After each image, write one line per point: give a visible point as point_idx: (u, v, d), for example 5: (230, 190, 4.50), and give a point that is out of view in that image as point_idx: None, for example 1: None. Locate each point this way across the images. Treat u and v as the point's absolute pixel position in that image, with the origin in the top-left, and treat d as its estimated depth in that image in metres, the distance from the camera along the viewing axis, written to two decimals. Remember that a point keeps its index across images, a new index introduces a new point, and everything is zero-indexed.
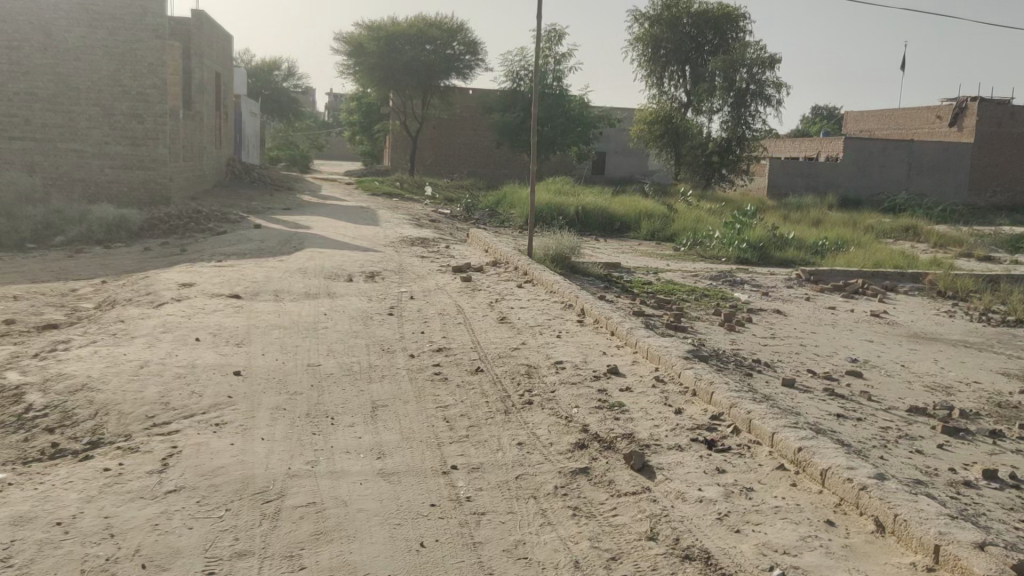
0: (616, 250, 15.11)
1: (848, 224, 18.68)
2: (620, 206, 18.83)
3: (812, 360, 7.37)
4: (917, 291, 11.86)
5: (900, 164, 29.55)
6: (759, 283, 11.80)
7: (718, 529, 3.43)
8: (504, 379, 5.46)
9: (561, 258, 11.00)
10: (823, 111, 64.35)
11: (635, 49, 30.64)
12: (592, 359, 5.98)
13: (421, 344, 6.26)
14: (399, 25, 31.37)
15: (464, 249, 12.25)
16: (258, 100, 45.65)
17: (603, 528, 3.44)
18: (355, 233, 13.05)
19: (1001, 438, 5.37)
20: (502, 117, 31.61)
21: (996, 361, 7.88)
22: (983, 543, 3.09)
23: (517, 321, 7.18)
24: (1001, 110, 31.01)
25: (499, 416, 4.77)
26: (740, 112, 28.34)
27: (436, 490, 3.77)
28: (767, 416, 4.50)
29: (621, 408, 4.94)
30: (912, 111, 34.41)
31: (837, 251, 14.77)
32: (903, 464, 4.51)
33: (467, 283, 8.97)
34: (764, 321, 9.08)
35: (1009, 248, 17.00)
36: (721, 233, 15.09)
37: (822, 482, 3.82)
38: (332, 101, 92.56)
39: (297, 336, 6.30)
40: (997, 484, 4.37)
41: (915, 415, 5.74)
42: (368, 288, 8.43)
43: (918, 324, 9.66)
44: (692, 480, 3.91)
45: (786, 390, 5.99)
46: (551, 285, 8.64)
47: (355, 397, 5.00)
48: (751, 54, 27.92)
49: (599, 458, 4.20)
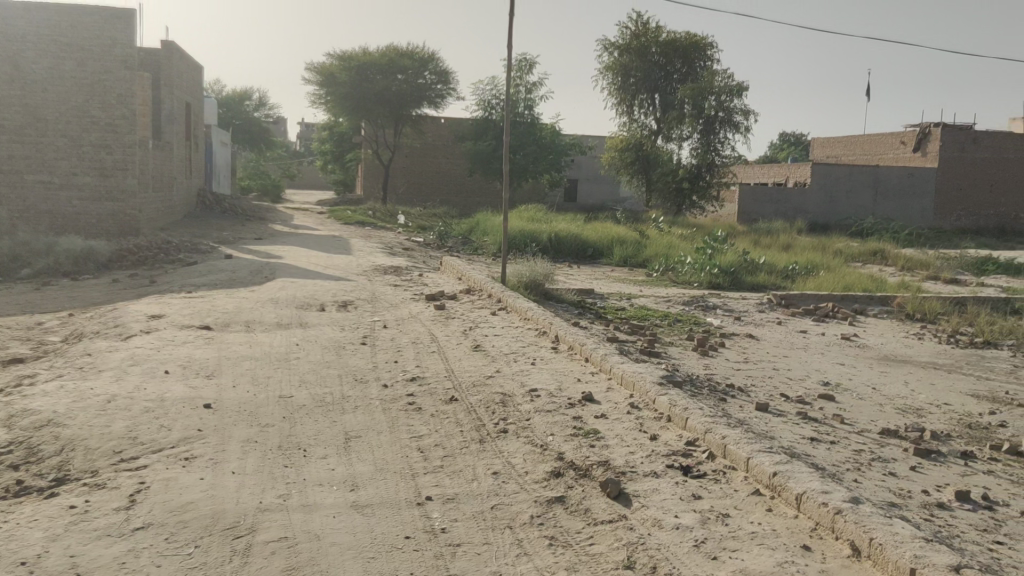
0: (589, 276, 15.19)
1: (816, 248, 18.93)
2: (593, 232, 18.94)
3: (785, 383, 7.43)
4: (886, 313, 12.02)
5: (866, 189, 30.01)
6: (731, 308, 11.92)
7: (695, 556, 3.41)
8: (478, 408, 5.42)
9: (534, 285, 11.03)
10: (791, 137, 65.37)
11: (605, 78, 30.94)
12: (566, 386, 5.96)
13: (394, 373, 6.22)
14: (369, 55, 31.50)
15: (437, 278, 12.21)
16: (228, 129, 45.49)
17: (580, 558, 3.41)
18: (329, 262, 12.99)
19: (972, 459, 5.43)
20: (474, 145, 31.73)
21: (964, 383, 7.96)
22: (959, 566, 3.09)
23: (491, 349, 7.15)
24: (964, 136, 31.62)
25: (474, 445, 4.74)
26: (709, 139, 28.92)
27: (410, 521, 3.73)
28: (742, 441, 4.51)
29: (597, 435, 4.92)
30: (876, 137, 35.00)
31: (807, 275, 14.96)
32: (877, 486, 4.53)
33: (440, 311, 8.94)
34: (737, 345, 9.16)
35: (975, 270, 17.27)
36: (692, 258, 15.23)
37: (798, 507, 3.82)
38: (304, 131, 92.55)
39: (269, 367, 6.23)
40: (970, 505, 4.41)
41: (888, 438, 5.77)
42: (341, 317, 8.38)
43: (888, 346, 9.76)
44: (668, 507, 3.90)
45: (760, 414, 6.02)
46: (525, 312, 8.64)
47: (328, 428, 4.94)
48: (719, 82, 28.38)
49: (575, 486, 4.18)
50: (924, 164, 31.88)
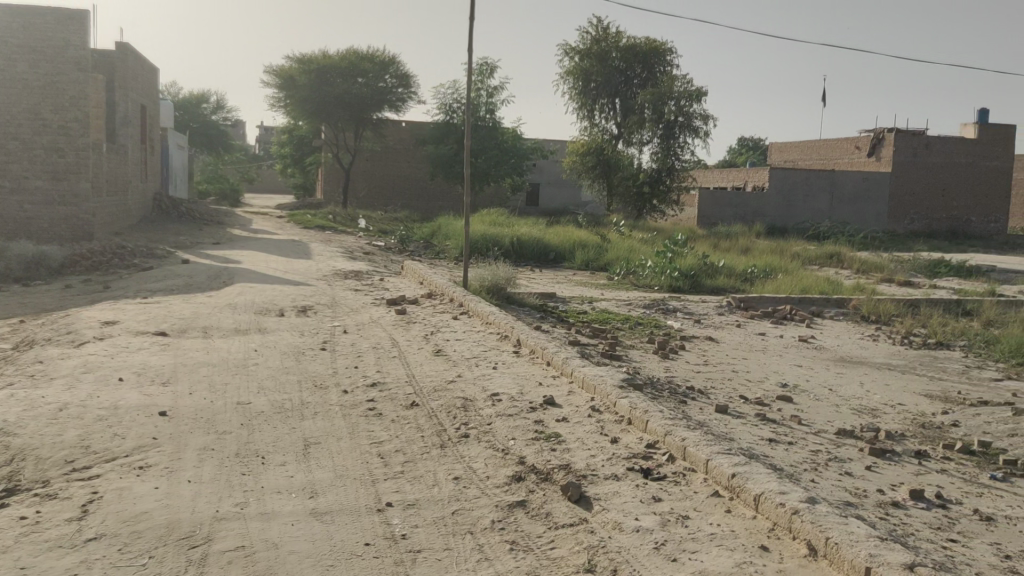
0: (551, 280, 15.22)
1: (774, 251, 19.20)
2: (555, 236, 19.00)
3: (744, 385, 7.51)
4: (842, 315, 12.22)
5: (823, 193, 30.51)
6: (692, 310, 12.03)
7: (655, 559, 3.43)
8: (439, 413, 5.40)
9: (496, 289, 11.04)
10: (750, 142, 66.19)
11: (566, 82, 31.08)
12: (527, 391, 5.96)
13: (354, 379, 6.17)
14: (329, 58, 31.37)
15: (398, 282, 12.16)
16: (185, 132, 44.87)
17: (540, 562, 3.42)
18: (288, 267, 12.85)
19: (925, 458, 5.54)
20: (435, 149, 31.66)
21: (917, 383, 8.12)
22: (911, 564, 3.15)
23: (452, 354, 7.12)
24: (916, 141, 32.28)
25: (435, 450, 4.72)
26: (669, 144, 29.20)
27: (370, 528, 3.70)
28: (701, 443, 4.55)
29: (558, 439, 4.94)
30: (832, 142, 35.60)
31: (766, 277, 15.16)
32: (833, 486, 4.60)
33: (401, 316, 8.89)
34: (697, 348, 9.24)
35: (927, 273, 17.64)
36: (653, 262, 15.35)
37: (756, 508, 3.87)
38: (263, 134, 91.60)
39: (227, 373, 6.14)
40: (924, 504, 4.50)
41: (844, 438, 5.86)
42: (301, 322, 8.29)
43: (845, 348, 9.93)
44: (628, 510, 3.92)
45: (719, 416, 6.08)
46: (487, 317, 8.63)
47: (286, 435, 4.88)
48: (678, 87, 28.77)
49: (536, 489, 4.18)
50: (878, 169, 32.49)
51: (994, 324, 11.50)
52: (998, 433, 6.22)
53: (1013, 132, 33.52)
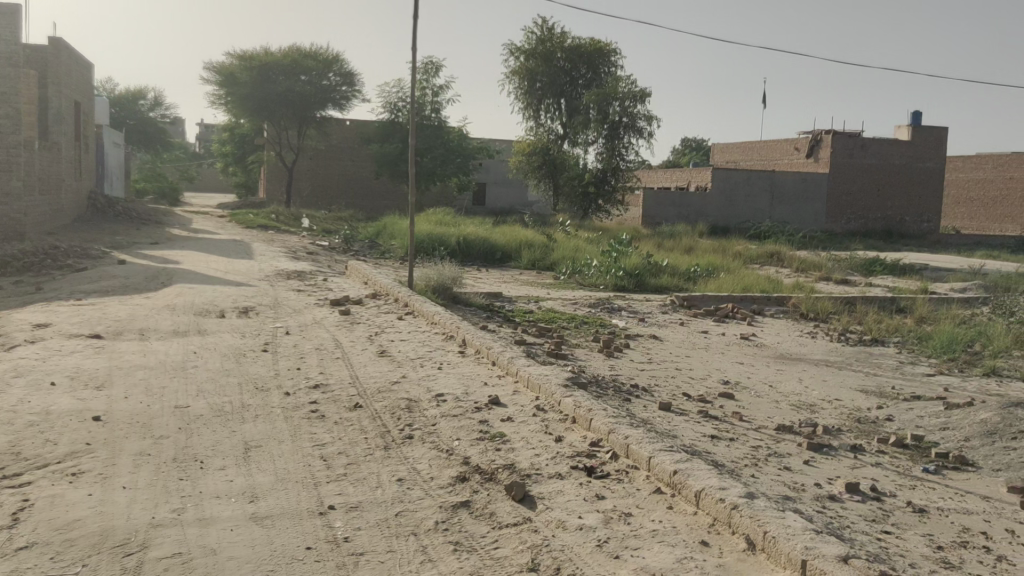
0: (498, 279, 15.23)
1: (717, 250, 19.53)
2: (501, 236, 19.01)
3: (687, 383, 7.61)
4: (782, 314, 12.47)
5: (763, 194, 31.10)
6: (636, 309, 12.15)
7: (598, 556, 3.46)
8: (383, 414, 5.36)
9: (442, 289, 11.01)
10: (694, 143, 67.09)
11: (511, 82, 31.11)
12: (473, 391, 5.95)
13: (296, 381, 6.09)
14: (271, 55, 31.04)
15: (342, 282, 12.04)
16: (121, 130, 43.75)
17: (484, 562, 3.42)
18: (229, 267, 12.63)
19: (861, 452, 5.69)
20: (380, 148, 31.42)
21: (854, 379, 8.32)
22: (846, 556, 3.23)
23: (397, 355, 7.07)
24: (853, 142, 33.07)
25: (378, 452, 4.68)
26: (614, 144, 29.49)
27: (311, 532, 3.66)
28: (643, 441, 4.60)
29: (502, 438, 4.94)
30: (772, 143, 36.29)
31: (708, 276, 15.39)
32: (773, 481, 4.70)
33: (345, 316, 8.81)
34: (641, 346, 9.34)
35: (864, 271, 18.12)
36: (598, 261, 15.46)
37: (696, 503, 3.92)
38: (203, 133, 89.75)
39: (164, 376, 6.01)
40: (859, 497, 4.62)
41: (783, 434, 5.99)
42: (242, 324, 8.16)
43: (784, 345, 10.15)
44: (572, 509, 3.94)
45: (663, 413, 6.16)
46: (432, 317, 8.59)
47: (226, 438, 4.80)
48: (622, 88, 29.01)
49: (480, 489, 4.18)
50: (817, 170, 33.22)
51: (926, 321, 11.87)
52: (930, 426, 6.41)
53: (945, 133, 34.54)
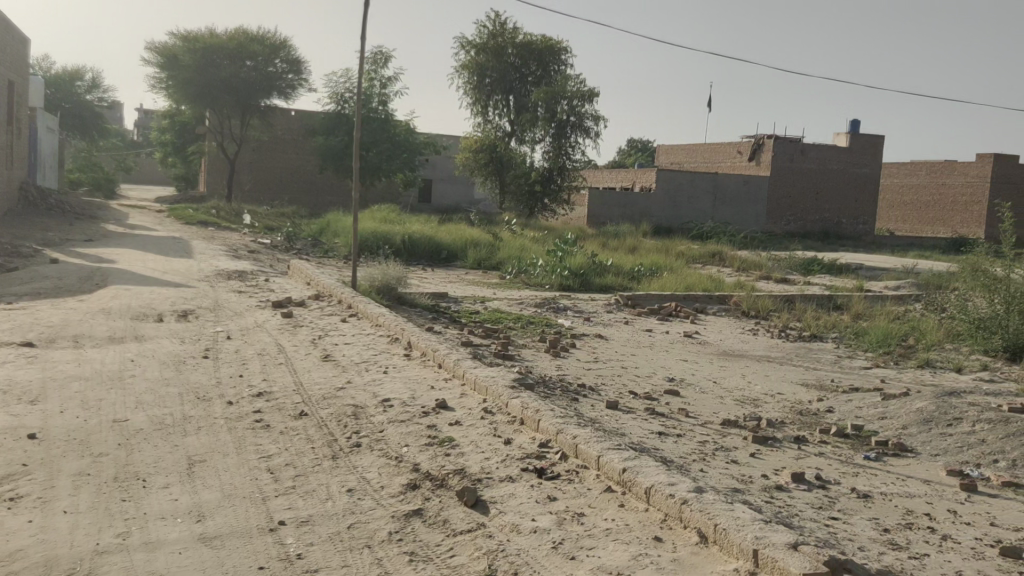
0: (444, 279, 15.18)
1: (661, 249, 19.77)
2: (446, 234, 18.96)
3: (633, 380, 7.70)
4: (724, 312, 12.68)
5: (706, 194, 31.59)
6: (581, 309, 12.23)
7: (554, 558, 3.47)
8: (330, 423, 5.30)
9: (387, 289, 10.93)
10: (638, 142, 67.84)
11: (460, 76, 30.90)
12: (419, 395, 5.92)
13: (240, 389, 5.98)
14: (215, 37, 30.39)
15: (285, 282, 11.87)
16: (54, 118, 42.35)
17: (439, 573, 3.40)
18: (167, 266, 12.35)
19: (804, 442, 5.82)
20: (324, 142, 31.01)
21: (794, 373, 8.52)
22: (796, 543, 3.30)
23: (342, 359, 7.01)
24: (793, 148, 33.78)
25: (326, 463, 4.62)
26: (560, 143, 29.72)
27: (261, 551, 3.59)
28: (592, 440, 4.63)
29: (452, 442, 4.92)
30: (715, 145, 36.87)
31: (652, 275, 15.57)
32: (721, 475, 4.78)
33: (288, 319, 8.69)
34: (587, 345, 9.41)
35: (802, 270, 18.57)
36: (544, 261, 15.54)
37: (647, 499, 3.96)
38: (138, 122, 87.43)
39: (101, 388, 5.84)
40: (805, 485, 4.73)
41: (728, 428, 6.09)
42: (182, 328, 7.98)
43: (727, 342, 10.32)
44: (525, 511, 3.95)
45: (610, 412, 6.21)
46: (376, 319, 8.53)
47: (169, 454, 4.69)
48: (571, 87, 29.26)
49: (431, 497, 4.16)
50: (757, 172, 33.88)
51: (862, 318, 12.19)
52: (869, 415, 6.60)
53: (882, 141, 35.40)
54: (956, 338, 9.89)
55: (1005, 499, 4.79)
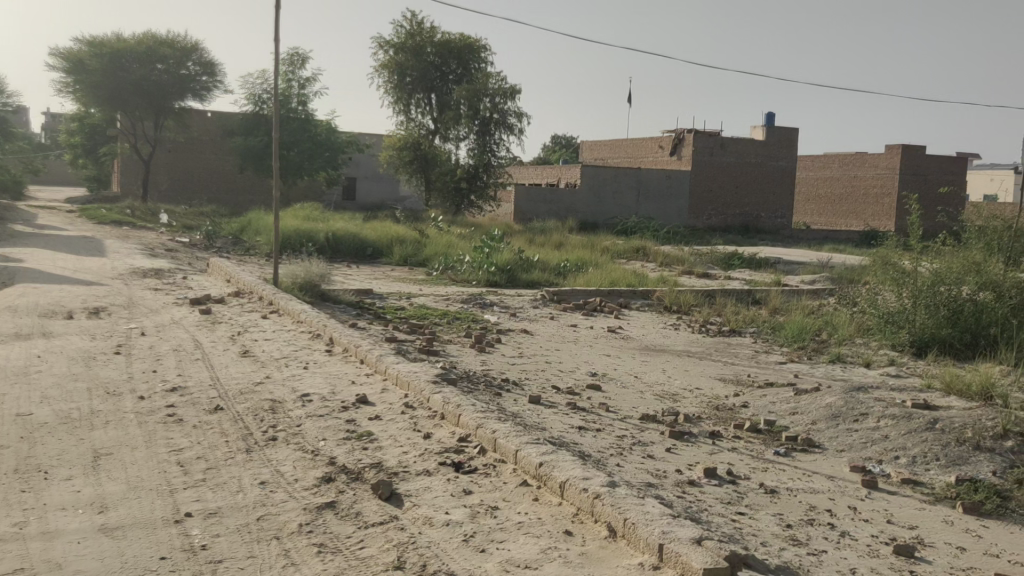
0: (369, 276, 15.05)
1: (586, 246, 19.97)
2: (371, 232, 18.78)
3: (556, 375, 7.78)
4: (647, 306, 12.89)
5: (630, 191, 32.05)
6: (507, 304, 12.26)
7: (464, 551, 3.48)
8: (246, 417, 5.20)
9: (310, 287, 10.76)
10: (563, 139, 68.40)
11: (380, 76, 30.63)
12: (340, 390, 5.86)
13: (152, 384, 5.83)
14: (124, 42, 29.56)
15: (203, 280, 11.59)
16: None
17: (349, 563, 3.37)
18: (78, 265, 11.93)
19: (718, 438, 5.95)
20: (244, 141, 30.39)
21: (713, 368, 8.71)
22: (700, 538, 3.38)
23: (261, 354, 6.89)
24: (713, 141, 34.53)
25: (240, 456, 4.54)
26: (485, 140, 29.82)
27: (165, 541, 3.51)
28: (511, 435, 4.66)
29: (370, 437, 4.89)
30: (638, 141, 37.43)
31: (577, 271, 15.73)
32: (637, 469, 4.86)
33: (206, 315, 8.51)
34: (513, 340, 9.45)
35: (722, 265, 19.00)
36: (470, 257, 15.55)
37: (561, 494, 4.01)
38: (48, 122, 84.22)
39: (3, 383, 5.62)
40: (717, 481, 4.85)
41: (647, 423, 6.20)
42: (93, 325, 7.73)
43: (649, 337, 10.51)
44: (439, 504, 3.95)
45: (533, 407, 6.25)
46: (297, 315, 8.42)
47: (75, 447, 4.54)
48: (492, 85, 29.41)
49: (346, 490, 4.13)
50: (680, 168, 34.51)
51: (779, 311, 12.55)
52: (782, 411, 6.78)
53: (796, 135, 36.40)
54: (866, 333, 10.23)
55: (901, 496, 5.00)
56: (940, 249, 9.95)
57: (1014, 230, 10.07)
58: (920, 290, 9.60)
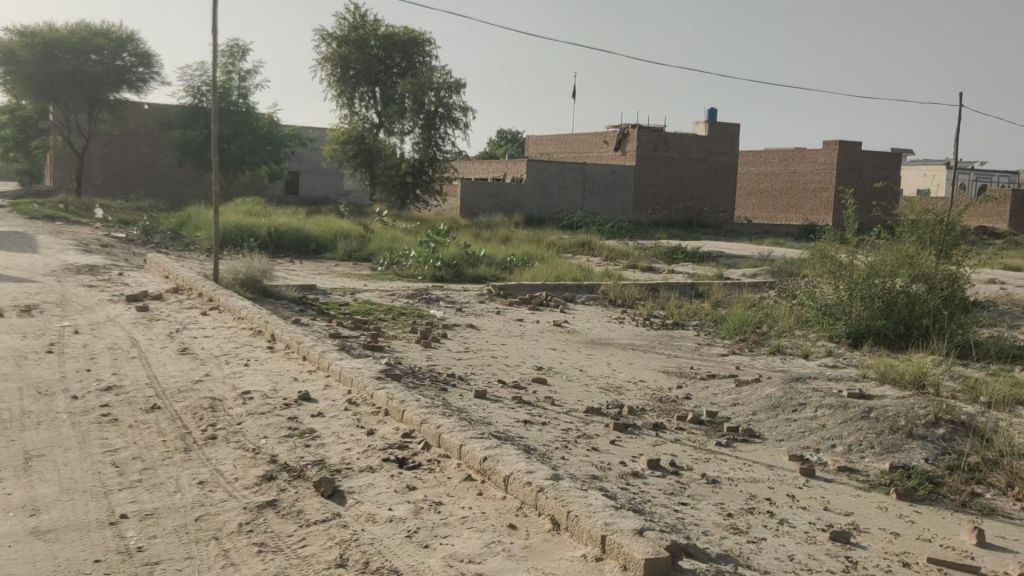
0: (313, 271, 14.88)
1: (532, 240, 20.04)
2: (315, 226, 18.56)
3: (502, 370, 7.78)
4: (592, 300, 12.98)
5: (576, 186, 32.24)
6: (453, 299, 12.22)
7: (407, 547, 3.47)
8: (183, 415, 5.10)
9: (251, 283, 10.59)
10: (508, 133, 68.50)
11: (323, 69, 30.22)
12: (281, 387, 5.78)
13: (87, 383, 5.67)
14: (56, 32, 28.69)
15: (140, 276, 11.31)
16: None
17: (289, 562, 3.33)
18: (7, 261, 11.54)
19: (662, 430, 6.03)
20: (183, 134, 29.77)
21: (656, 361, 8.81)
22: (642, 529, 3.41)
23: (200, 352, 6.75)
24: (656, 136, 34.89)
25: (177, 455, 4.45)
26: (430, 134, 29.70)
27: (99, 543, 3.43)
28: (455, 429, 4.65)
29: (313, 434, 4.84)
30: (583, 136, 37.65)
31: (523, 265, 15.77)
32: (582, 462, 4.89)
33: (143, 313, 8.31)
34: (459, 336, 9.43)
35: (666, 259, 19.22)
36: (415, 252, 15.48)
37: (505, 488, 4.02)
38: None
39: None
40: (660, 472, 4.91)
41: (591, 416, 6.25)
42: (23, 324, 7.49)
43: (594, 330, 10.59)
44: (382, 501, 3.92)
45: (478, 402, 6.25)
46: (238, 312, 8.28)
47: (4, 449, 4.40)
48: (437, 79, 29.39)
49: (288, 488, 4.07)
50: (624, 163, 34.82)
51: (721, 304, 12.76)
52: (723, 402, 6.89)
53: (737, 130, 36.99)
54: (804, 325, 10.46)
55: (838, 484, 5.13)
56: (875, 242, 10.20)
57: (947, 222, 10.10)
58: (856, 283, 9.85)
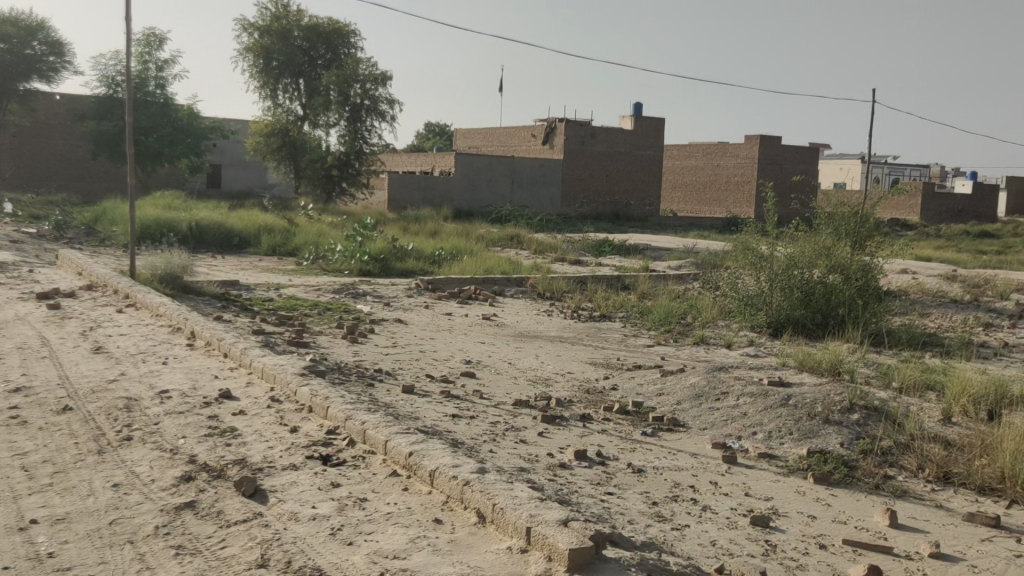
0: (235, 266, 14.56)
1: (461, 234, 19.98)
2: (236, 220, 18.16)
3: (430, 364, 7.73)
4: (521, 294, 13.01)
5: (504, 179, 32.29)
6: (380, 294, 12.09)
7: (331, 544, 3.42)
8: (97, 416, 4.92)
9: (170, 278, 10.29)
10: (436, 126, 68.27)
11: (245, 60, 29.52)
12: (201, 385, 5.64)
13: None
14: None
15: (51, 273, 10.88)
16: None
17: (209, 564, 3.25)
18: None
19: (588, 421, 6.08)
20: (97, 126, 28.79)
21: (583, 353, 8.88)
22: (566, 519, 3.44)
23: (115, 350, 6.53)
24: (583, 130, 35.18)
25: (91, 457, 4.30)
26: (356, 127, 29.38)
27: (7, 551, 3.29)
28: (380, 425, 4.60)
29: (234, 433, 4.74)
30: (510, 130, 37.71)
31: (451, 259, 15.74)
32: (509, 454, 4.90)
33: (54, 311, 8.00)
34: (386, 330, 9.34)
35: (594, 252, 19.41)
36: (342, 246, 15.28)
37: (431, 483, 4.00)
38: None
39: None
40: (586, 462, 4.95)
41: (519, 408, 6.27)
42: None
43: (522, 323, 10.64)
44: (306, 499, 3.86)
45: (406, 396, 6.21)
46: (157, 309, 8.02)
47: None
48: (363, 70, 29.09)
49: (207, 488, 3.97)
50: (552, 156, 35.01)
51: (648, 296, 12.95)
52: (648, 392, 6.99)
53: (662, 124, 37.57)
54: (727, 315, 10.68)
55: (758, 470, 5.26)
56: (794, 234, 10.47)
57: (860, 215, 10.44)
58: (776, 274, 10.11)
